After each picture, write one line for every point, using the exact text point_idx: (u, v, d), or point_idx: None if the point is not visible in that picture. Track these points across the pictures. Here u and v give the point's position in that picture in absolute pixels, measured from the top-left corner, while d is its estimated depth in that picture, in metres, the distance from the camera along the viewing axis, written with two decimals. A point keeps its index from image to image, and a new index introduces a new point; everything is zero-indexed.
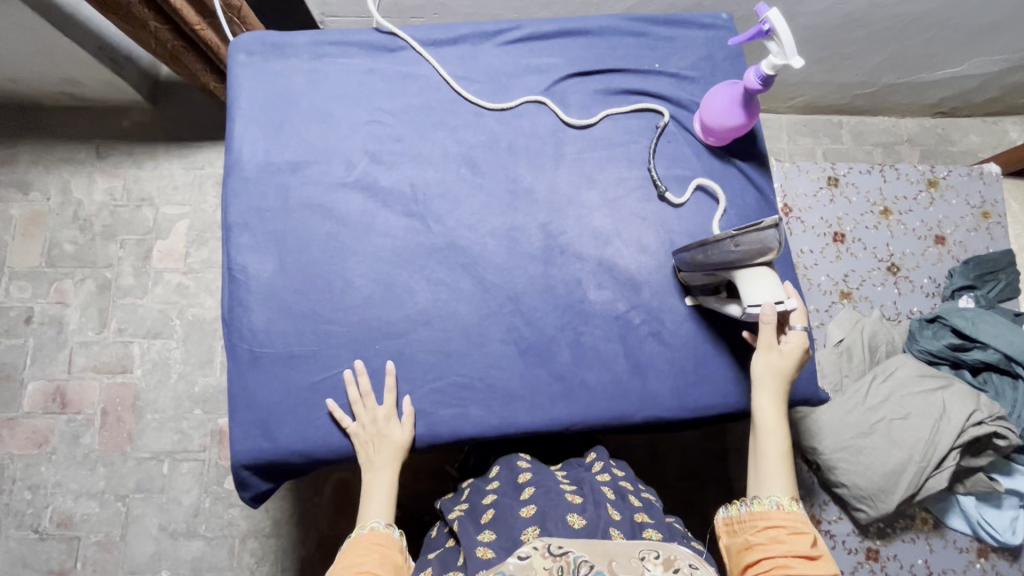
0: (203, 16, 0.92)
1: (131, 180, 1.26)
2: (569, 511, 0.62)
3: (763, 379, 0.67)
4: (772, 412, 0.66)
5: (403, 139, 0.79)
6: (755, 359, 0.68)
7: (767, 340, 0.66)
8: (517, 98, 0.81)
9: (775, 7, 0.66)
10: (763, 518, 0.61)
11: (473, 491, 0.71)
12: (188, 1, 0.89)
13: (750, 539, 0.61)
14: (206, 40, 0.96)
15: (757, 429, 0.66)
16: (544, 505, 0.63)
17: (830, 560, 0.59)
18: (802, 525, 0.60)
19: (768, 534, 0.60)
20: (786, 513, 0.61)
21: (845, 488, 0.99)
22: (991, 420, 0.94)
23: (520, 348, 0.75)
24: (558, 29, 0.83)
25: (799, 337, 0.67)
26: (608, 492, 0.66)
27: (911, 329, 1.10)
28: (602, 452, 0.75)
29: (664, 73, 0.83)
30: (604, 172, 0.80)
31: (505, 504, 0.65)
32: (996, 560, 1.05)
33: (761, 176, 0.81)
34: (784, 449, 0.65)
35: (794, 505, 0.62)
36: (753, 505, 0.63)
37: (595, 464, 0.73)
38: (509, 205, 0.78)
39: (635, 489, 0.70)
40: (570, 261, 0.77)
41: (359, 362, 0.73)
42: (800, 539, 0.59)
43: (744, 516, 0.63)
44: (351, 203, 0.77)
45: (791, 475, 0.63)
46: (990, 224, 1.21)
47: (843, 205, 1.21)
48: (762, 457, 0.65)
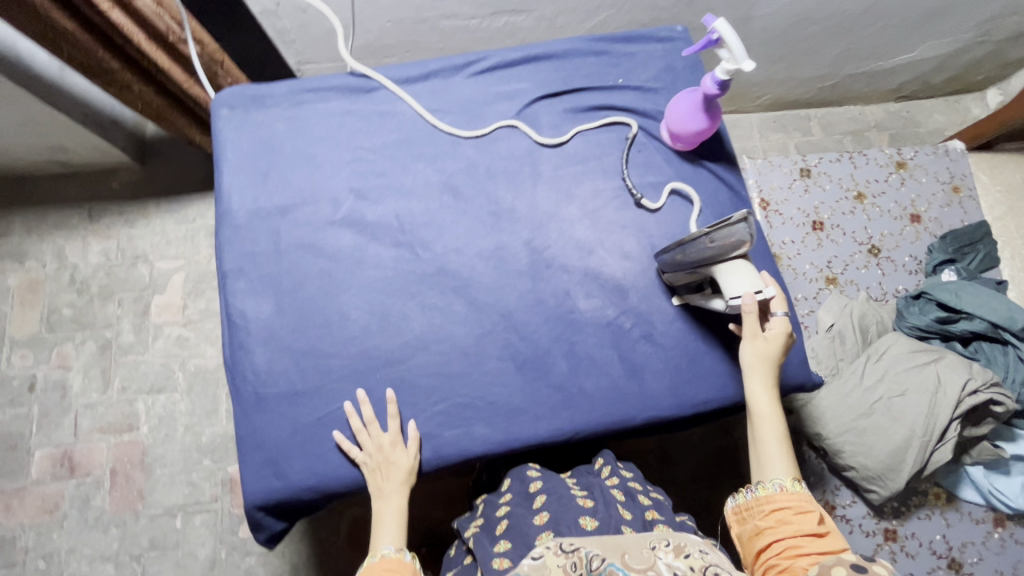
0: (189, 74, 0.99)
1: (125, 239, 1.29)
2: (580, 514, 0.64)
3: (752, 367, 0.69)
4: (765, 397, 0.68)
5: (385, 174, 0.83)
6: (742, 348, 0.70)
7: (750, 329, 0.68)
8: (490, 124, 0.85)
9: (722, 17, 0.69)
10: (769, 502, 0.62)
11: (487, 506, 0.71)
12: (175, 63, 0.96)
13: (759, 524, 0.61)
14: (195, 96, 1.03)
15: (752, 415, 0.68)
16: (556, 511, 0.65)
17: (836, 535, 0.59)
18: (808, 503, 0.61)
19: (774, 515, 0.61)
20: (790, 494, 0.62)
21: (854, 470, 1.00)
22: (986, 387, 0.96)
23: (518, 363, 0.76)
24: (523, 56, 0.87)
25: (782, 322, 0.69)
26: (617, 494, 0.68)
27: (899, 307, 1.12)
28: (608, 457, 0.76)
29: (627, 87, 0.87)
30: (581, 186, 0.83)
31: (518, 513, 0.66)
32: (1014, 528, 1.06)
33: (731, 174, 0.84)
34: (781, 431, 0.66)
35: (797, 486, 0.62)
36: (758, 490, 0.64)
37: (603, 468, 0.74)
38: (492, 226, 0.81)
39: (645, 488, 0.71)
40: (557, 274, 0.79)
41: (359, 393, 0.74)
42: (806, 518, 0.60)
43: (751, 503, 0.63)
44: (341, 240, 0.80)
45: (792, 456, 0.65)
46: (962, 198, 1.24)
47: (818, 193, 1.24)
48: (762, 442, 0.66)
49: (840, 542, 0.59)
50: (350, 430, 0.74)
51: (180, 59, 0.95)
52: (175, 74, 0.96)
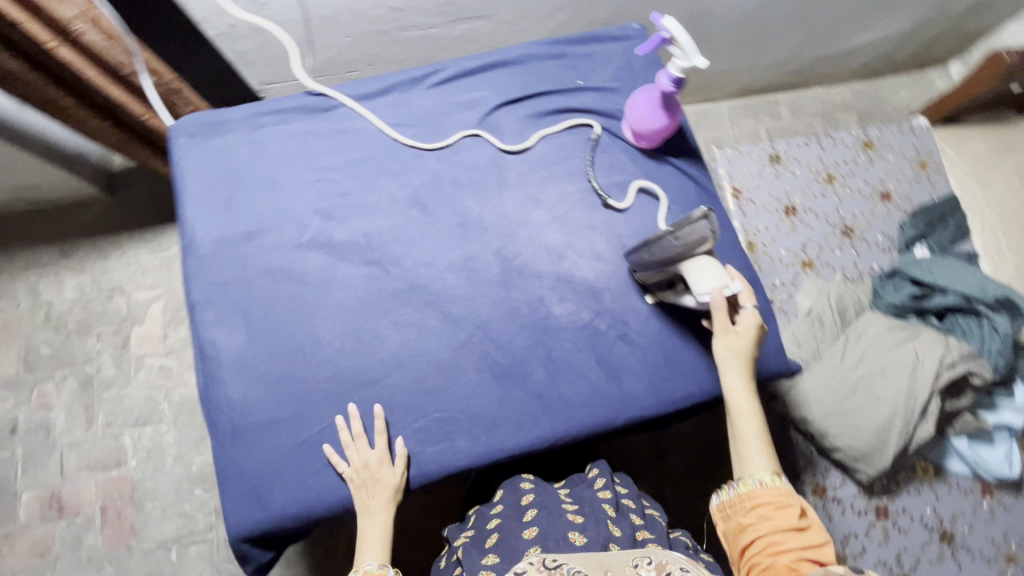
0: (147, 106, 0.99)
1: (99, 272, 1.27)
2: (570, 530, 0.63)
3: (727, 362, 0.69)
4: (742, 392, 0.68)
5: (350, 192, 0.82)
6: (715, 344, 0.70)
7: (721, 323, 0.68)
8: (453, 135, 0.84)
9: (670, 15, 0.69)
10: (751, 498, 0.62)
11: (478, 518, 0.71)
12: (131, 97, 0.96)
13: (742, 521, 0.61)
14: (155, 128, 1.03)
15: (730, 410, 0.68)
16: (546, 526, 0.64)
17: (817, 530, 0.59)
18: (788, 497, 0.61)
19: (755, 512, 0.61)
20: (770, 490, 0.62)
21: (841, 451, 1.01)
22: (964, 360, 0.98)
23: (496, 373, 0.76)
24: (481, 65, 0.87)
25: (751, 315, 0.69)
26: (608, 509, 0.67)
27: (874, 286, 1.14)
28: (603, 469, 0.75)
29: (587, 88, 0.87)
30: (548, 191, 0.83)
31: (507, 526, 0.66)
32: (1002, 496, 1.08)
33: (695, 169, 0.85)
34: (760, 424, 0.66)
35: (777, 481, 0.62)
36: (739, 487, 0.63)
37: (598, 480, 0.73)
38: (461, 237, 0.81)
39: (638, 506, 0.71)
40: (529, 280, 0.79)
41: (350, 407, 0.73)
42: (786, 513, 0.60)
43: (733, 499, 0.63)
44: (310, 262, 0.79)
45: (771, 450, 0.64)
46: (929, 173, 1.27)
47: (789, 178, 1.25)
48: (741, 436, 0.66)
49: (821, 535, 0.59)
50: (340, 443, 0.73)
51: (135, 91, 0.95)
52: (132, 106, 0.96)
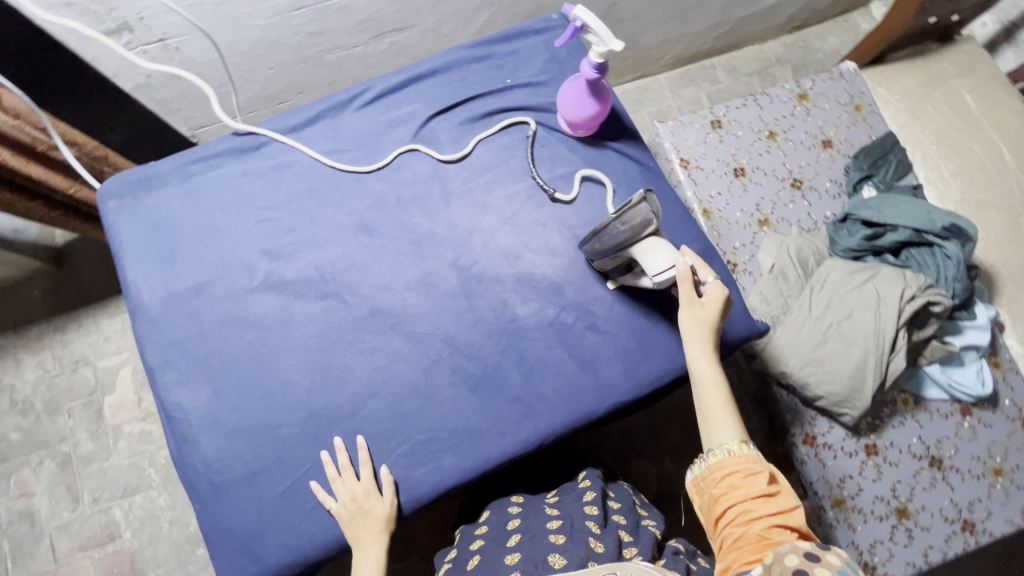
0: (71, 178, 0.98)
1: (58, 347, 1.23)
2: (552, 551, 0.67)
3: (693, 333, 0.69)
4: (706, 363, 0.69)
5: (295, 228, 0.80)
6: (681, 315, 0.70)
7: (688, 297, 0.69)
8: (389, 154, 0.83)
9: (580, 4, 0.69)
10: (720, 468, 0.63)
11: (464, 539, 0.78)
12: (53, 172, 0.94)
13: (714, 492, 0.63)
14: (85, 197, 1.01)
15: (696, 382, 0.69)
16: (528, 551, 0.69)
17: (785, 494, 0.61)
18: (757, 463, 0.63)
19: (726, 482, 0.62)
20: (738, 458, 0.63)
21: (824, 399, 1.03)
22: (923, 292, 1.01)
23: (471, 385, 0.75)
24: (407, 78, 0.86)
25: (718, 288, 0.70)
26: (591, 527, 0.69)
27: (829, 233, 1.16)
28: (597, 483, 0.78)
29: (517, 86, 0.86)
30: (494, 194, 0.82)
31: (491, 550, 0.72)
32: (980, 413, 1.11)
33: (635, 149, 0.85)
34: (724, 394, 0.67)
35: (745, 449, 0.63)
36: (710, 458, 0.65)
37: (587, 493, 0.76)
38: (415, 255, 0.80)
39: (628, 522, 0.75)
40: (490, 286, 0.79)
41: (337, 440, 0.72)
42: (755, 480, 0.61)
43: (705, 472, 0.64)
44: (265, 304, 0.77)
45: (736, 419, 0.65)
46: (865, 115, 1.29)
47: (733, 141, 1.25)
48: (709, 408, 0.67)
49: (790, 499, 0.61)
50: (326, 479, 0.72)
51: (56, 165, 0.93)
52: (56, 181, 0.95)
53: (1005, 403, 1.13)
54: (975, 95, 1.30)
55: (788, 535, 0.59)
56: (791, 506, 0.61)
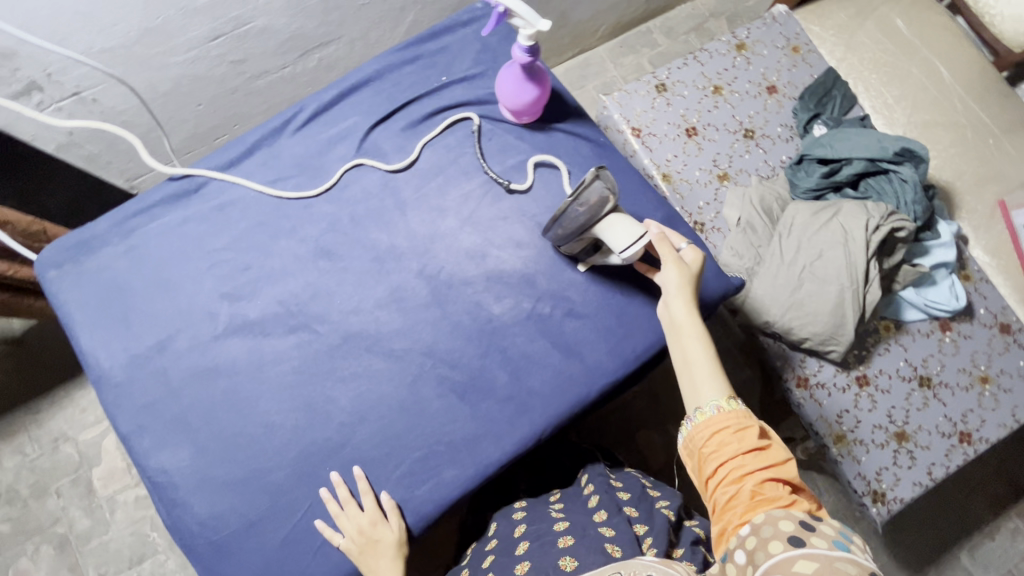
0: (12, 260, 0.93)
1: (34, 428, 1.17)
2: (561, 556, 0.68)
3: (678, 288, 0.69)
4: (691, 320, 0.68)
5: (251, 265, 0.77)
6: (666, 272, 0.70)
7: (669, 253, 0.70)
8: (335, 173, 0.80)
9: None
10: (709, 426, 0.62)
11: (474, 557, 0.79)
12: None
13: (704, 451, 0.61)
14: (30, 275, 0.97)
15: (681, 338, 0.68)
16: (537, 558, 0.70)
17: (777, 447, 0.60)
18: (745, 417, 0.61)
19: (715, 439, 0.61)
20: (727, 413, 0.62)
21: (809, 340, 1.03)
22: (887, 220, 1.02)
23: (460, 393, 0.74)
24: (340, 92, 0.83)
25: (694, 251, 0.72)
26: (605, 531, 0.71)
27: (788, 177, 1.16)
28: (598, 486, 0.80)
29: (453, 82, 0.84)
30: (449, 196, 0.80)
31: (501, 563, 0.72)
32: (959, 327, 1.14)
33: (582, 127, 0.84)
34: (709, 347, 0.66)
35: (733, 404, 0.63)
36: (697, 417, 0.63)
37: (592, 500, 0.78)
38: (379, 271, 0.77)
39: (641, 512, 0.76)
40: (460, 290, 0.77)
41: (333, 475, 0.70)
42: (745, 435, 0.61)
43: (693, 431, 0.63)
44: (234, 349, 0.74)
45: (724, 373, 0.65)
46: (804, 55, 1.29)
47: (680, 102, 1.24)
48: (695, 366, 0.66)
49: (781, 452, 0.60)
50: (331, 516, 0.70)
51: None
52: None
53: (981, 312, 1.16)
54: (905, 20, 1.33)
55: (781, 490, 0.58)
56: (782, 460, 0.60)
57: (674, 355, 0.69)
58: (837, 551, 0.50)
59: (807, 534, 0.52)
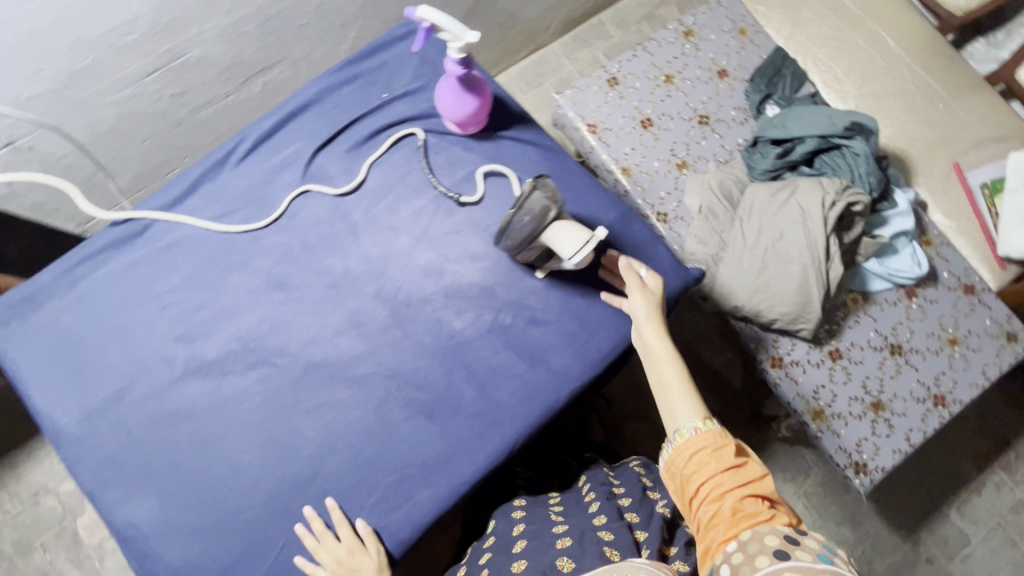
0: None
1: (12, 483, 1.15)
2: (560, 557, 0.70)
3: (647, 316, 0.71)
4: (662, 345, 0.70)
5: (204, 304, 0.76)
6: (634, 300, 0.72)
7: (635, 283, 0.72)
8: (282, 202, 0.79)
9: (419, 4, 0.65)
10: (688, 447, 0.64)
11: (472, 553, 0.82)
12: None
13: (685, 472, 0.63)
14: None
15: (655, 362, 0.70)
16: (535, 558, 0.72)
17: (753, 464, 0.62)
18: (721, 436, 0.64)
19: (694, 459, 0.63)
20: (704, 433, 0.64)
21: (779, 321, 1.04)
22: (842, 195, 1.03)
23: (428, 413, 0.73)
24: (280, 118, 0.82)
25: (655, 277, 0.75)
26: (604, 535, 0.72)
27: (744, 160, 1.17)
28: (599, 492, 0.82)
29: (395, 98, 0.83)
30: (400, 214, 0.79)
31: (497, 563, 0.75)
32: (924, 292, 1.16)
33: (529, 132, 0.83)
34: (682, 369, 0.68)
35: (709, 424, 0.65)
36: (677, 440, 0.65)
37: (591, 505, 0.80)
38: (336, 297, 0.76)
39: (641, 517, 0.77)
40: (420, 309, 0.76)
41: (308, 509, 0.69)
42: (723, 454, 0.63)
43: (674, 454, 0.65)
44: (193, 392, 0.73)
45: (698, 394, 0.67)
46: (751, 36, 1.30)
47: (632, 94, 1.24)
48: (670, 389, 0.68)
49: (758, 469, 0.63)
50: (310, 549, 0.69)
51: None
52: None
53: (945, 276, 1.17)
54: None
55: (760, 506, 0.60)
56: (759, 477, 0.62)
57: (651, 381, 0.70)
58: (821, 563, 0.51)
59: (791, 548, 0.53)
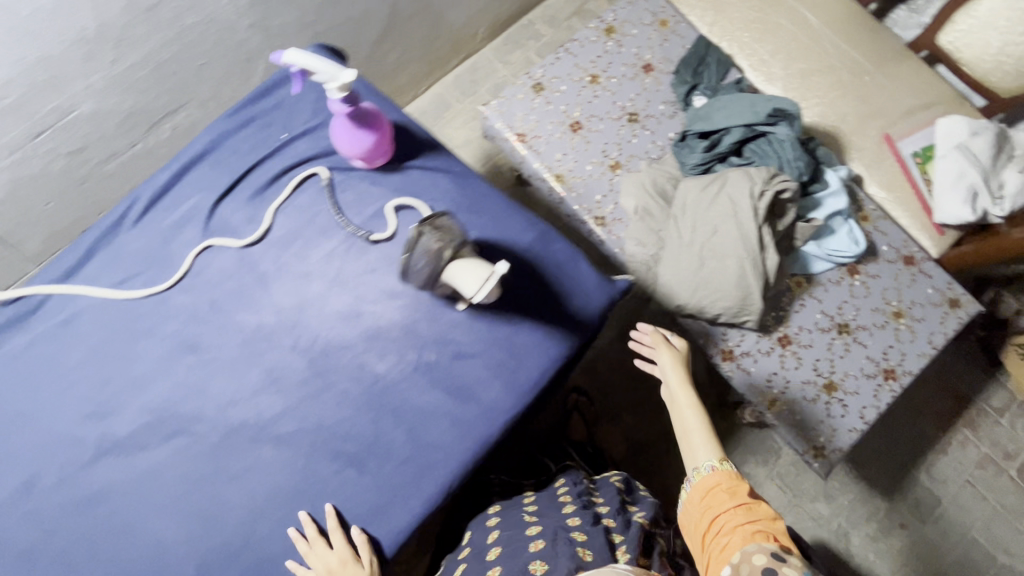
0: None
1: None
2: (533, 560, 0.73)
3: (672, 371, 0.84)
4: (685, 395, 0.82)
5: (111, 377, 0.72)
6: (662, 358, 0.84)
7: (661, 345, 0.85)
8: (184, 260, 0.75)
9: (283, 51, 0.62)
10: (705, 483, 0.73)
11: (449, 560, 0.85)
12: None
13: (700, 506, 0.72)
14: None
15: (678, 409, 0.81)
16: (508, 561, 0.74)
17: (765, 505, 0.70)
18: (737, 479, 0.73)
19: (709, 496, 0.72)
20: (719, 472, 0.74)
21: (723, 315, 1.03)
22: (770, 183, 1.02)
23: (358, 465, 0.70)
24: (175, 172, 0.78)
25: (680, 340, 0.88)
26: (578, 536, 0.74)
27: (675, 154, 1.16)
28: (576, 496, 0.83)
29: (294, 138, 0.80)
30: (311, 260, 0.76)
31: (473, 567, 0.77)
32: (865, 268, 1.16)
33: (437, 159, 0.81)
34: (701, 417, 0.79)
35: (725, 464, 0.75)
36: (696, 478, 0.75)
37: (568, 505, 0.82)
38: (251, 354, 0.73)
39: (618, 522, 0.78)
40: (340, 356, 0.73)
41: (303, 514, 0.68)
42: (735, 492, 0.71)
43: (692, 490, 0.74)
44: (108, 471, 0.69)
45: (716, 439, 0.77)
46: (672, 28, 1.28)
47: (559, 99, 1.22)
48: (689, 433, 0.79)
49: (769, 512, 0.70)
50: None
51: None
52: None
53: (884, 249, 1.18)
54: None
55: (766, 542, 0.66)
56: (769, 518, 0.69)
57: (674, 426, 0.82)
58: None
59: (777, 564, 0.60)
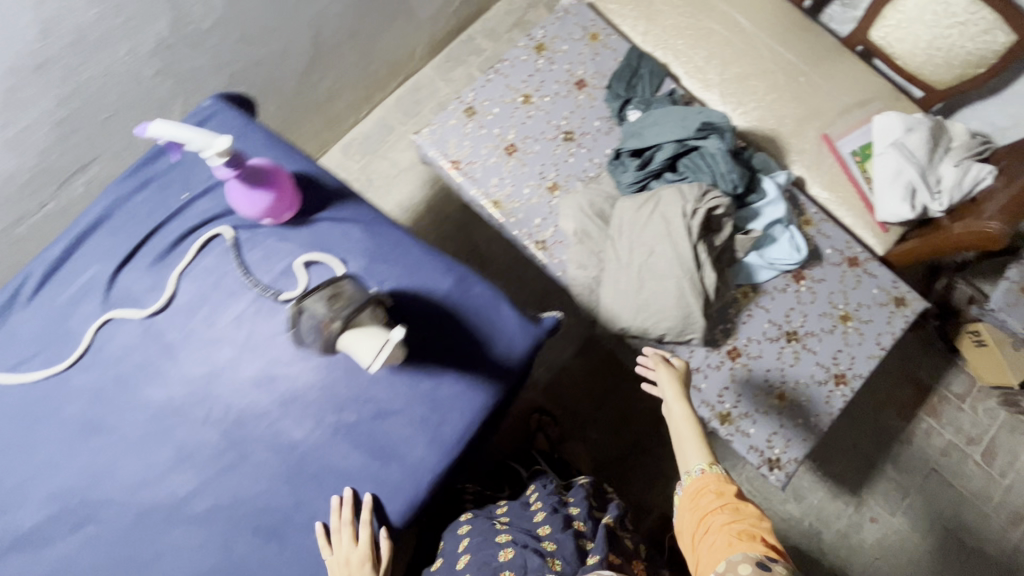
0: None
1: None
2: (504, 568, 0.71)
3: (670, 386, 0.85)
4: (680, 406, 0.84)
5: (16, 466, 0.69)
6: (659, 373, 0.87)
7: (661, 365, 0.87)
8: (85, 336, 0.72)
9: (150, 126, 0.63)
10: (696, 485, 0.75)
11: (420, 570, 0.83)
12: None
13: (691, 507, 0.73)
14: None
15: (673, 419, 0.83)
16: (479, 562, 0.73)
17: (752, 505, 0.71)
18: (725, 480, 0.74)
19: (699, 498, 0.73)
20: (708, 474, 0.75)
21: (666, 336, 1.01)
22: (702, 201, 1.01)
23: (279, 538, 0.68)
24: (72, 242, 0.74)
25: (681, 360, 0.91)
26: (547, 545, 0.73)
27: (610, 172, 1.14)
28: (546, 501, 0.82)
29: (195, 197, 0.76)
30: (218, 325, 0.73)
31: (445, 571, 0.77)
32: (811, 273, 1.16)
33: (347, 209, 0.78)
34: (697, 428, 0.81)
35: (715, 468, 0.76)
36: (687, 480, 0.76)
37: (538, 513, 0.80)
38: (161, 430, 0.70)
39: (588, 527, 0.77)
40: (255, 425, 0.70)
41: (348, 492, 0.69)
42: (723, 493, 0.72)
43: (684, 493, 0.75)
44: (15, 567, 0.66)
45: (709, 446, 0.79)
46: (604, 41, 1.26)
47: (492, 122, 1.19)
48: (683, 439, 0.80)
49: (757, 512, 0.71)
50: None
51: None
52: None
53: (828, 253, 1.18)
54: None
55: None
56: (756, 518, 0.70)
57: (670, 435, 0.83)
58: None
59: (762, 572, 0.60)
